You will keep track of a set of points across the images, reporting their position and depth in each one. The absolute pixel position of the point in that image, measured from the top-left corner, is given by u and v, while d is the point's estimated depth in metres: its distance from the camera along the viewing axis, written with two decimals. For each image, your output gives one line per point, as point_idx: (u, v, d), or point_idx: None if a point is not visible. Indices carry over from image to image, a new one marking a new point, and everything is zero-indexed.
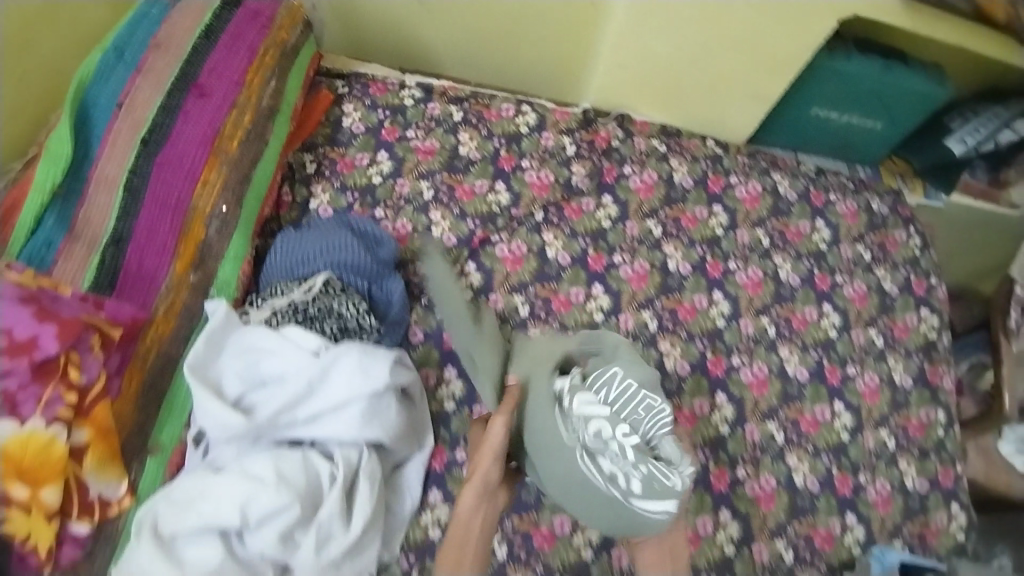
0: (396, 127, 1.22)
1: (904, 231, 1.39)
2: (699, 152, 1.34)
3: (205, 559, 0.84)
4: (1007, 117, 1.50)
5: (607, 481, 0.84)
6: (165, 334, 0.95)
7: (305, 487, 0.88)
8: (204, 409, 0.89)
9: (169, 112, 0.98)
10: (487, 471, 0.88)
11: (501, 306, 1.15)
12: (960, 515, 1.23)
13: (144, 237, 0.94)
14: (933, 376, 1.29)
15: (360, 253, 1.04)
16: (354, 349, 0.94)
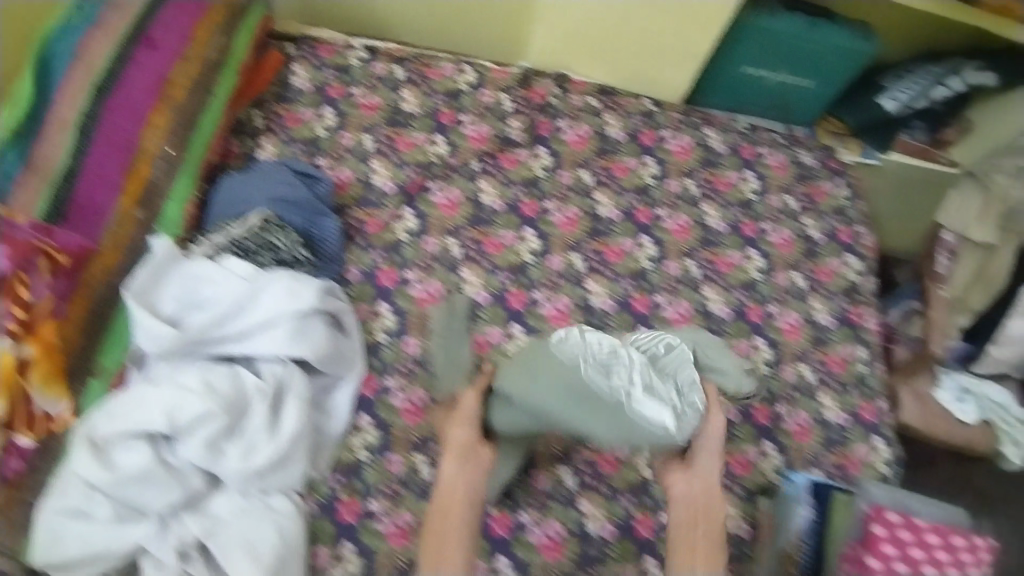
0: (342, 85, 1.31)
1: (831, 182, 1.46)
2: (632, 108, 1.42)
3: (136, 462, 0.93)
4: (938, 75, 1.57)
5: (610, 388, 0.97)
6: (112, 267, 1.05)
7: (231, 399, 0.97)
8: (142, 328, 0.98)
9: (122, 61, 1.09)
10: (459, 435, 0.99)
11: (436, 248, 1.23)
12: (884, 449, 1.27)
13: (94, 172, 1.04)
14: (855, 316, 1.36)
15: (298, 195, 1.14)
16: (284, 277, 1.05)
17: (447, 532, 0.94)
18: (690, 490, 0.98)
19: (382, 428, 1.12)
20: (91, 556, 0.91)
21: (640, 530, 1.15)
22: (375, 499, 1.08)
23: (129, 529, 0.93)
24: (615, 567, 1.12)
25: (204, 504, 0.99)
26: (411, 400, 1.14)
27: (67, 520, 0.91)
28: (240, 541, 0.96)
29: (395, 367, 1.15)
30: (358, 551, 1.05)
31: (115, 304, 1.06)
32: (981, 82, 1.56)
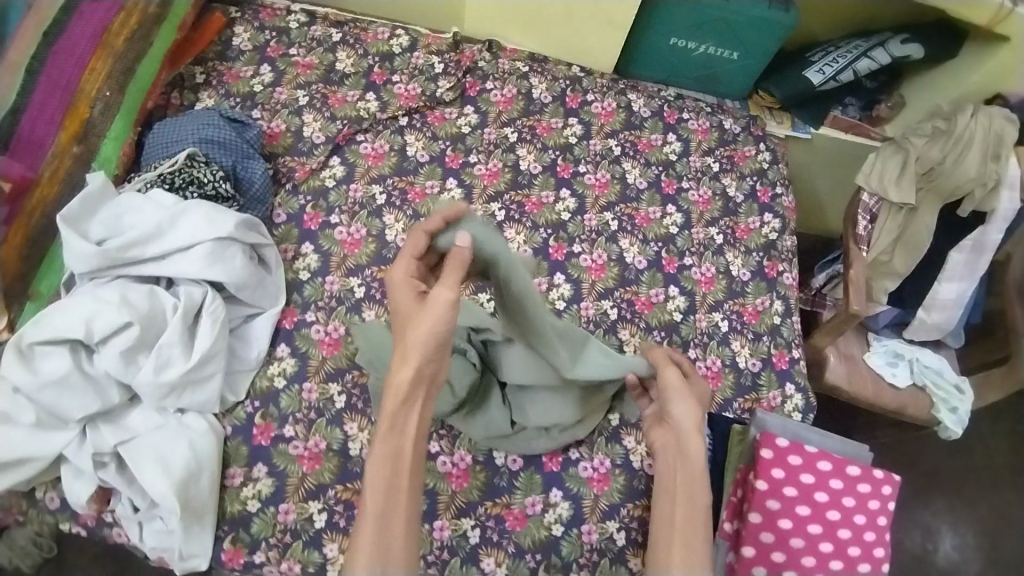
0: (280, 46, 1.40)
1: (754, 147, 1.53)
2: (560, 73, 1.50)
3: (55, 368, 0.99)
4: (865, 47, 1.57)
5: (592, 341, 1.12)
6: (50, 197, 1.12)
7: (146, 314, 1.03)
8: (68, 247, 1.04)
9: (69, 12, 1.19)
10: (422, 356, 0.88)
11: (361, 195, 1.29)
12: (797, 397, 1.30)
13: (36, 110, 1.13)
14: (771, 271, 1.40)
15: (226, 136, 1.22)
16: (203, 206, 1.10)
17: (394, 485, 0.89)
18: (670, 456, 1.06)
19: (299, 356, 1.16)
20: (12, 459, 0.97)
21: (548, 464, 1.16)
22: (289, 426, 1.11)
23: (51, 435, 0.99)
24: (522, 498, 1.14)
25: (122, 418, 1.04)
26: (329, 333, 1.18)
27: None
28: (153, 454, 1.01)
29: (315, 302, 1.20)
30: (269, 473, 1.08)
31: (51, 233, 1.12)
32: (905, 55, 1.56)
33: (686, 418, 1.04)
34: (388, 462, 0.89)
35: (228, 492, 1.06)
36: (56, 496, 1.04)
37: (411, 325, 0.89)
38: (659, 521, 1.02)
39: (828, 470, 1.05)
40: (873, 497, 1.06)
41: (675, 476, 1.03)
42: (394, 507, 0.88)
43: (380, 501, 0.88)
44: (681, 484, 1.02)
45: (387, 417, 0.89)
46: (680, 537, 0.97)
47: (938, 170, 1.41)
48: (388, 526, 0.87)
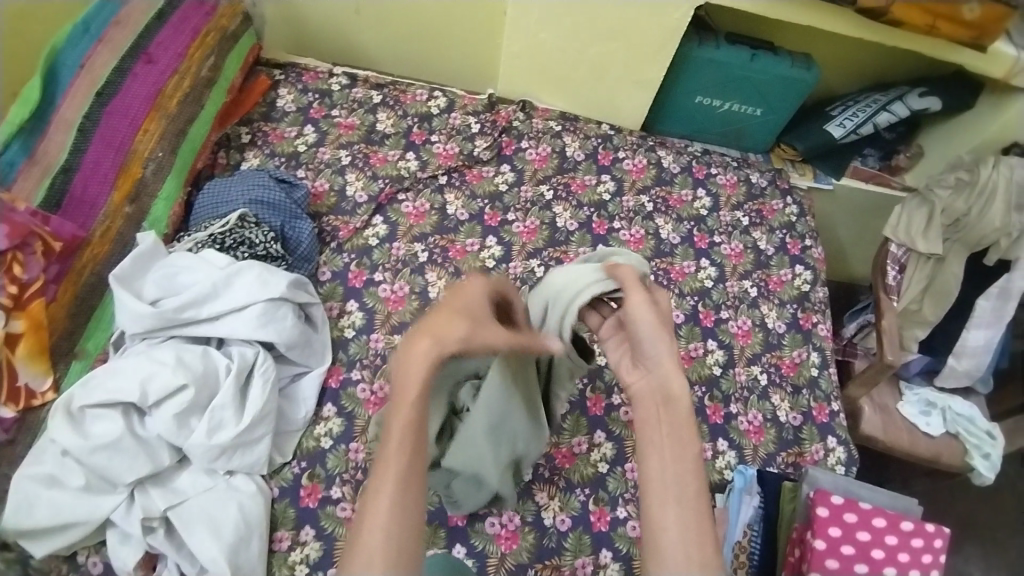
0: (323, 107, 1.47)
1: (781, 200, 1.57)
2: (591, 132, 1.55)
3: (109, 431, 0.98)
4: (885, 102, 1.62)
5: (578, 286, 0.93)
6: (100, 255, 1.13)
7: (200, 375, 1.04)
8: (123, 307, 1.05)
9: (121, 73, 1.20)
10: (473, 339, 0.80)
11: (403, 252, 1.32)
12: (839, 450, 1.29)
13: (89, 169, 1.14)
14: (806, 322, 1.42)
15: (276, 195, 1.25)
16: (256, 267, 1.12)
17: (413, 467, 0.76)
18: (651, 399, 0.84)
19: (345, 416, 1.15)
20: (57, 525, 0.94)
21: (597, 523, 1.15)
22: (336, 486, 1.09)
23: (99, 499, 0.97)
24: (572, 560, 1.12)
25: (171, 481, 1.03)
26: (375, 392, 1.18)
27: (41, 488, 0.95)
28: (203, 519, 0.99)
29: (361, 360, 1.21)
30: (317, 536, 1.06)
31: (99, 290, 1.13)
32: (924, 108, 1.61)
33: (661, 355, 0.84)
34: (410, 440, 0.76)
35: (276, 557, 1.04)
36: (100, 560, 1.00)
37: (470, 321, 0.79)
38: (652, 510, 0.77)
39: (884, 526, 1.05)
40: (926, 551, 1.05)
41: (657, 437, 0.81)
42: (407, 499, 0.74)
43: (395, 496, 0.74)
44: (669, 441, 0.81)
45: (406, 412, 0.76)
46: (676, 511, 0.76)
47: (965, 221, 1.43)
48: (401, 521, 0.73)
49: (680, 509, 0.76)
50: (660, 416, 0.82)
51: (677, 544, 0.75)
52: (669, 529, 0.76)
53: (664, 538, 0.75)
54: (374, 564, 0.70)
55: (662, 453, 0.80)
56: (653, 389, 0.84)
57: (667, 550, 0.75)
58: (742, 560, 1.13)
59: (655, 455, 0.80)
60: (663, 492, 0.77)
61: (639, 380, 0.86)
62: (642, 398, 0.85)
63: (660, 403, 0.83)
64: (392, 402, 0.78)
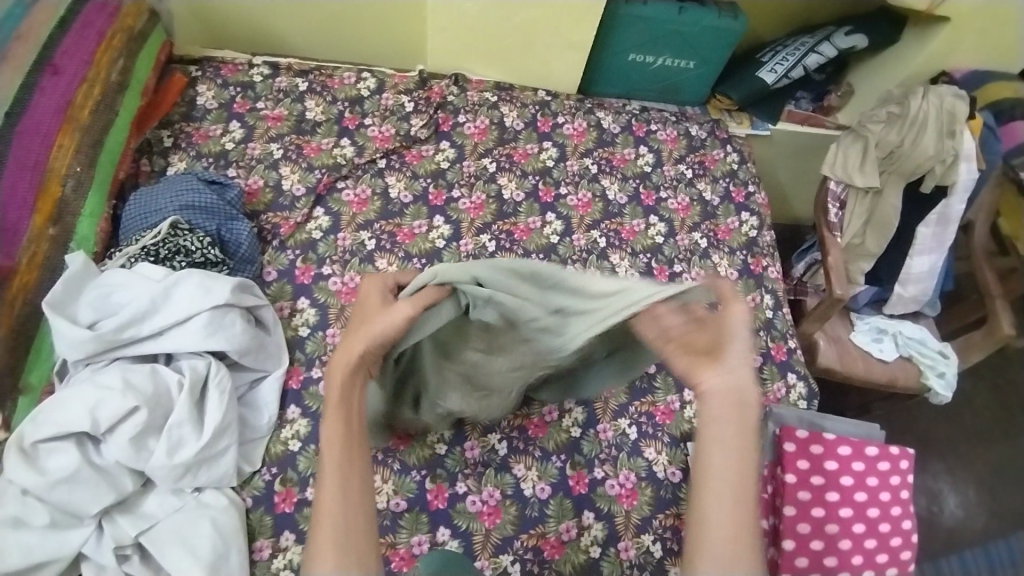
0: (247, 101, 1.41)
1: (721, 150, 1.59)
2: (528, 99, 1.53)
3: (64, 464, 0.93)
4: (812, 43, 1.64)
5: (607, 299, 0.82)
6: (29, 285, 1.04)
7: (152, 394, 0.99)
8: (59, 334, 0.99)
9: (28, 89, 1.11)
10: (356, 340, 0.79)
11: (350, 243, 1.28)
12: (800, 385, 1.33)
13: (6, 195, 1.04)
14: (756, 267, 1.45)
15: (208, 198, 1.20)
16: (195, 275, 1.08)
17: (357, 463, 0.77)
18: (728, 403, 0.75)
19: (311, 416, 1.13)
20: (30, 564, 0.90)
21: (576, 487, 1.16)
22: (311, 488, 1.07)
23: (68, 535, 0.93)
24: (556, 526, 1.13)
25: (137, 506, 0.99)
26: None
27: (6, 530, 0.90)
28: (177, 539, 0.96)
29: (320, 357, 1.18)
30: (298, 540, 1.04)
31: (36, 319, 1.05)
32: (852, 45, 1.64)
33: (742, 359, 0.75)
34: (341, 442, 0.77)
35: (259, 566, 1.01)
36: None
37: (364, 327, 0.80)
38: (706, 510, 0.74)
39: (849, 453, 1.10)
40: (892, 473, 1.12)
41: (721, 443, 0.75)
42: (351, 496, 0.75)
43: (338, 497, 0.75)
44: (734, 444, 0.75)
45: (336, 394, 0.78)
46: (725, 509, 0.74)
47: (898, 153, 1.47)
48: (349, 519, 0.74)
49: (723, 507, 0.73)
50: (732, 423, 0.75)
51: (722, 546, 0.72)
52: (712, 522, 0.73)
53: (707, 532, 0.73)
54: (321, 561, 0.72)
55: (727, 465, 0.75)
56: (729, 390, 0.75)
57: (708, 541, 0.73)
58: None
59: (719, 465, 0.75)
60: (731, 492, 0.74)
61: (714, 378, 0.75)
62: (715, 391, 0.75)
63: (735, 402, 0.75)
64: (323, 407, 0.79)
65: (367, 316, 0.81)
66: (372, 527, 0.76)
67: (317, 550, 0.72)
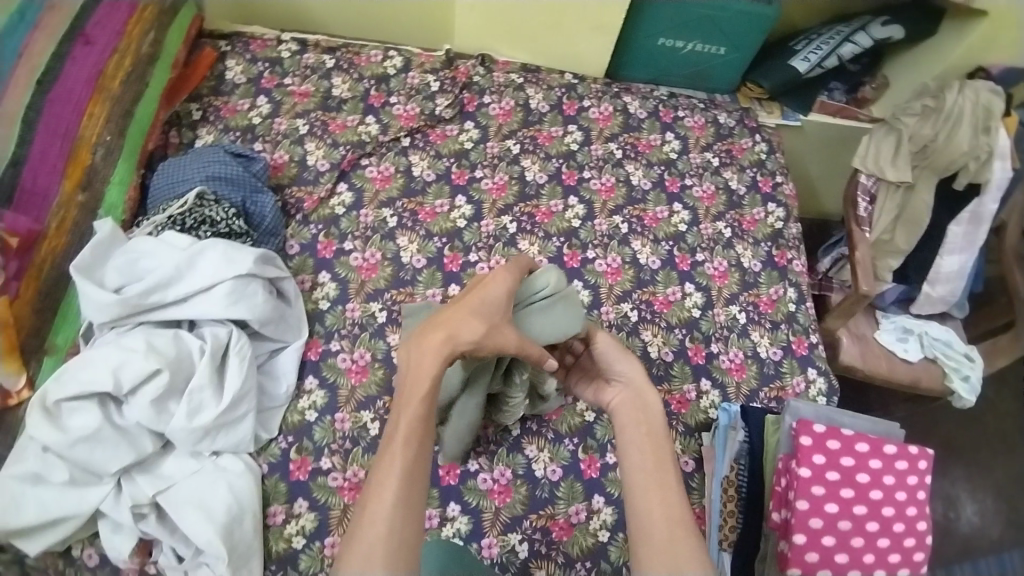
0: (274, 76, 1.42)
1: (750, 139, 1.56)
2: (554, 82, 1.52)
3: (86, 422, 0.96)
4: (847, 33, 1.61)
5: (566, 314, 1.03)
6: (58, 248, 1.09)
7: (174, 359, 1.02)
8: (86, 297, 1.02)
9: (60, 58, 1.17)
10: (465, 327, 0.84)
11: (372, 219, 1.29)
12: (820, 380, 1.30)
13: (37, 160, 1.10)
14: (781, 259, 1.42)
15: (234, 170, 1.22)
16: (219, 244, 1.09)
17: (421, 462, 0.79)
18: (633, 414, 0.91)
19: (328, 387, 1.14)
20: (49, 520, 0.93)
21: (587, 471, 1.16)
22: (325, 458, 1.09)
23: (86, 493, 0.96)
24: (565, 508, 1.13)
25: (155, 468, 1.02)
26: (356, 361, 1.17)
27: (26, 486, 0.94)
28: (192, 501, 0.98)
29: (339, 331, 1.19)
30: (311, 508, 1.06)
31: (64, 283, 1.09)
32: (887, 36, 1.60)
33: (629, 372, 0.96)
34: (417, 438, 0.79)
35: (272, 532, 1.04)
36: (95, 552, 1.00)
37: (486, 324, 0.85)
38: (639, 519, 0.81)
39: (866, 450, 1.08)
40: (911, 473, 1.09)
41: (639, 456, 0.86)
42: (411, 492, 0.76)
43: (400, 492, 0.76)
44: (646, 443, 0.87)
45: (425, 386, 0.82)
46: (660, 508, 0.81)
47: (932, 146, 1.43)
48: (404, 522, 0.74)
49: (647, 494, 0.82)
50: (642, 436, 0.88)
51: (662, 543, 0.78)
52: (642, 515, 0.81)
53: (643, 526, 0.80)
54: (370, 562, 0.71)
55: (648, 474, 0.84)
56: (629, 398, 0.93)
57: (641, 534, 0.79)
58: (730, 493, 1.14)
59: (643, 479, 0.84)
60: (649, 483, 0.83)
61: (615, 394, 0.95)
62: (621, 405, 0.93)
63: (637, 413, 0.91)
64: (400, 401, 0.82)
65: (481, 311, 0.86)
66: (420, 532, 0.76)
67: (369, 545, 0.72)
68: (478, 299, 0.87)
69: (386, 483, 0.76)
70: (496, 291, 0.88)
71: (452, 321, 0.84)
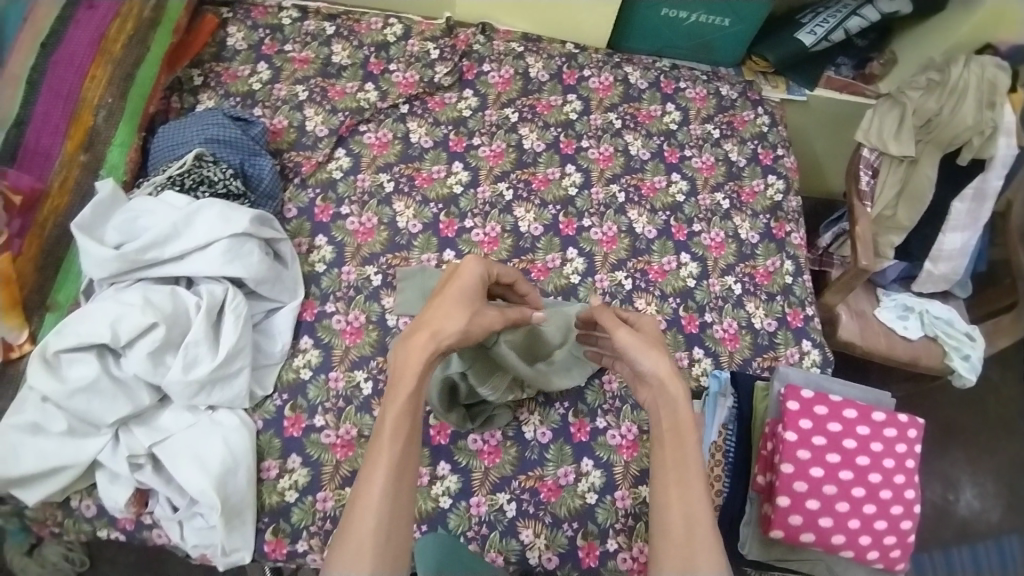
0: (275, 43, 1.43)
1: (752, 111, 1.55)
2: (555, 51, 1.51)
3: (84, 373, 0.99)
4: (855, 6, 1.58)
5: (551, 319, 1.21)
6: (61, 208, 1.12)
7: (170, 313, 1.04)
8: (86, 252, 1.04)
9: (64, 22, 1.19)
10: (444, 321, 0.89)
11: (369, 183, 1.30)
12: (814, 352, 1.30)
13: (40, 121, 1.13)
14: (779, 232, 1.42)
15: (233, 132, 1.23)
16: (217, 204, 1.11)
17: (406, 455, 0.82)
18: (660, 411, 0.91)
19: (322, 347, 1.16)
20: (48, 469, 0.97)
21: (577, 434, 1.18)
22: (319, 415, 1.11)
23: (84, 443, 0.99)
24: (554, 470, 1.14)
25: (153, 420, 1.04)
26: (350, 322, 1.19)
27: (25, 436, 0.97)
28: (188, 452, 1.01)
29: (334, 293, 1.21)
30: (304, 463, 1.08)
31: (65, 242, 1.12)
32: (894, 10, 1.58)
33: (655, 368, 0.92)
34: (404, 439, 0.82)
35: (265, 485, 1.06)
36: (92, 504, 1.03)
37: (467, 314, 0.91)
38: (659, 519, 0.84)
39: (854, 417, 1.10)
40: (899, 440, 1.10)
41: (663, 459, 0.88)
42: (401, 480, 0.81)
43: (389, 479, 0.80)
44: (669, 453, 0.88)
45: (410, 382, 0.85)
46: (681, 512, 0.83)
47: (936, 120, 1.41)
48: (392, 518, 0.79)
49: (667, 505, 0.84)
50: (665, 435, 0.89)
51: (679, 539, 0.82)
52: (668, 515, 0.84)
53: (665, 536, 0.82)
54: (360, 563, 0.75)
55: (669, 470, 0.87)
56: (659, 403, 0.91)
57: (661, 536, 0.83)
58: (717, 458, 1.16)
59: (664, 473, 0.87)
60: (669, 482, 0.86)
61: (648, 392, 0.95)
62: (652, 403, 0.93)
63: (663, 409, 0.90)
64: (391, 391, 0.85)
65: (459, 296, 0.92)
66: (409, 529, 0.81)
67: (358, 543, 0.76)
68: (457, 289, 0.93)
69: (373, 478, 0.80)
70: (468, 278, 0.94)
71: (434, 321, 0.89)
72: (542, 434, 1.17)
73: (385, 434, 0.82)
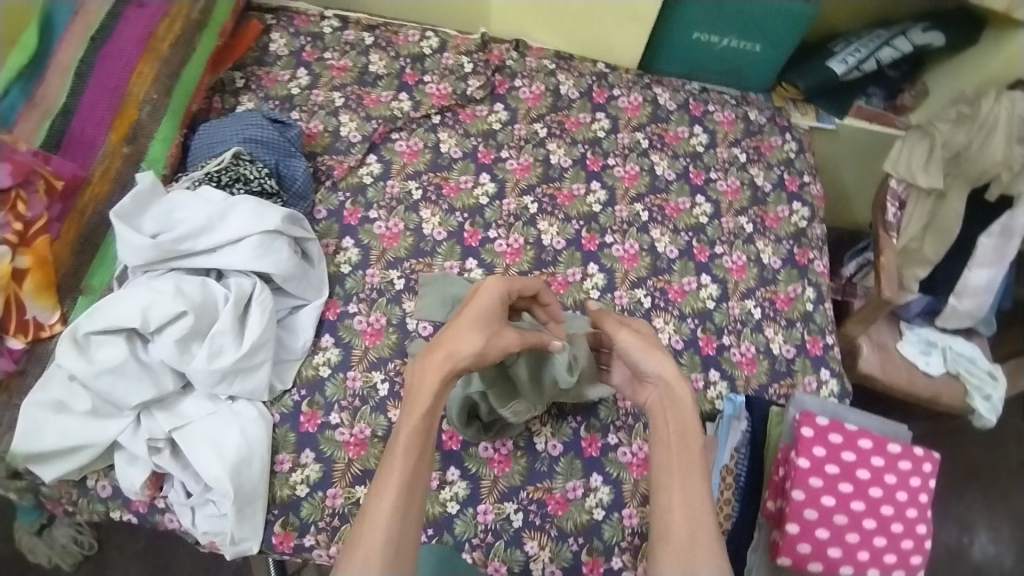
0: (316, 50, 1.47)
1: (779, 137, 1.55)
2: (586, 70, 1.54)
3: (113, 356, 1.02)
4: (886, 37, 1.60)
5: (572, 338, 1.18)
6: (100, 196, 1.17)
7: (199, 303, 1.07)
8: (123, 240, 1.08)
9: (115, 17, 1.25)
10: (465, 336, 0.91)
11: (397, 190, 1.33)
12: (832, 382, 1.29)
13: (86, 111, 1.18)
14: (802, 258, 1.41)
15: (270, 133, 1.27)
16: (251, 201, 1.15)
17: (420, 465, 0.85)
18: (664, 411, 0.94)
19: (343, 346, 1.18)
20: (69, 447, 1.00)
21: (588, 449, 1.18)
22: (335, 413, 1.13)
23: (106, 424, 1.02)
24: (563, 483, 1.14)
25: (175, 406, 1.07)
26: (371, 324, 1.21)
27: (51, 412, 1.00)
28: (206, 439, 1.04)
29: (357, 294, 1.23)
30: (317, 459, 1.10)
31: (102, 229, 1.16)
32: (927, 42, 1.58)
33: (660, 369, 0.96)
34: (417, 450, 0.85)
35: (277, 478, 1.08)
36: (108, 484, 1.06)
37: (484, 336, 0.92)
38: (661, 516, 0.84)
39: (869, 447, 1.08)
40: (914, 474, 1.08)
41: (668, 454, 0.89)
42: (417, 473, 0.84)
43: (401, 488, 0.82)
44: (675, 449, 0.89)
45: (430, 394, 0.87)
46: (682, 503, 0.84)
47: (965, 154, 1.40)
48: (401, 529, 0.80)
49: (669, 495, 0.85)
50: (670, 433, 0.91)
51: (682, 536, 0.82)
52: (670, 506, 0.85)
53: (669, 528, 0.83)
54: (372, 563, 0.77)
55: (671, 459, 0.88)
56: (664, 402, 0.94)
57: (663, 529, 0.83)
58: (728, 482, 1.15)
59: (668, 468, 0.88)
60: (671, 471, 0.87)
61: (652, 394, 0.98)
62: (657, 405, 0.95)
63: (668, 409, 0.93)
64: (408, 405, 0.88)
65: (481, 316, 0.93)
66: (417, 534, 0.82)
67: (369, 544, 0.78)
68: (476, 312, 0.94)
69: (385, 486, 0.82)
70: (488, 297, 0.95)
71: (450, 341, 0.90)
72: (553, 446, 1.17)
73: (400, 447, 0.85)
